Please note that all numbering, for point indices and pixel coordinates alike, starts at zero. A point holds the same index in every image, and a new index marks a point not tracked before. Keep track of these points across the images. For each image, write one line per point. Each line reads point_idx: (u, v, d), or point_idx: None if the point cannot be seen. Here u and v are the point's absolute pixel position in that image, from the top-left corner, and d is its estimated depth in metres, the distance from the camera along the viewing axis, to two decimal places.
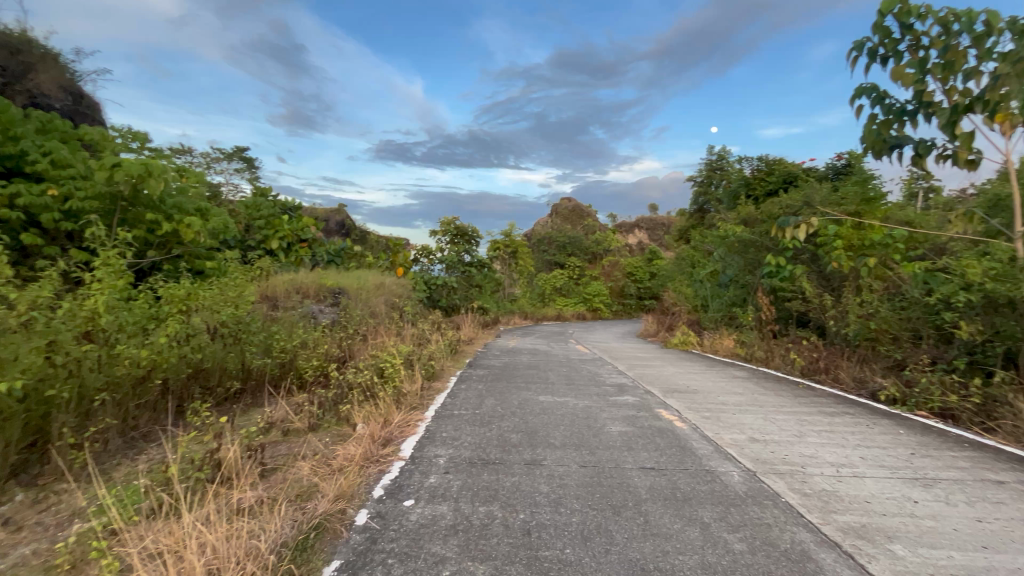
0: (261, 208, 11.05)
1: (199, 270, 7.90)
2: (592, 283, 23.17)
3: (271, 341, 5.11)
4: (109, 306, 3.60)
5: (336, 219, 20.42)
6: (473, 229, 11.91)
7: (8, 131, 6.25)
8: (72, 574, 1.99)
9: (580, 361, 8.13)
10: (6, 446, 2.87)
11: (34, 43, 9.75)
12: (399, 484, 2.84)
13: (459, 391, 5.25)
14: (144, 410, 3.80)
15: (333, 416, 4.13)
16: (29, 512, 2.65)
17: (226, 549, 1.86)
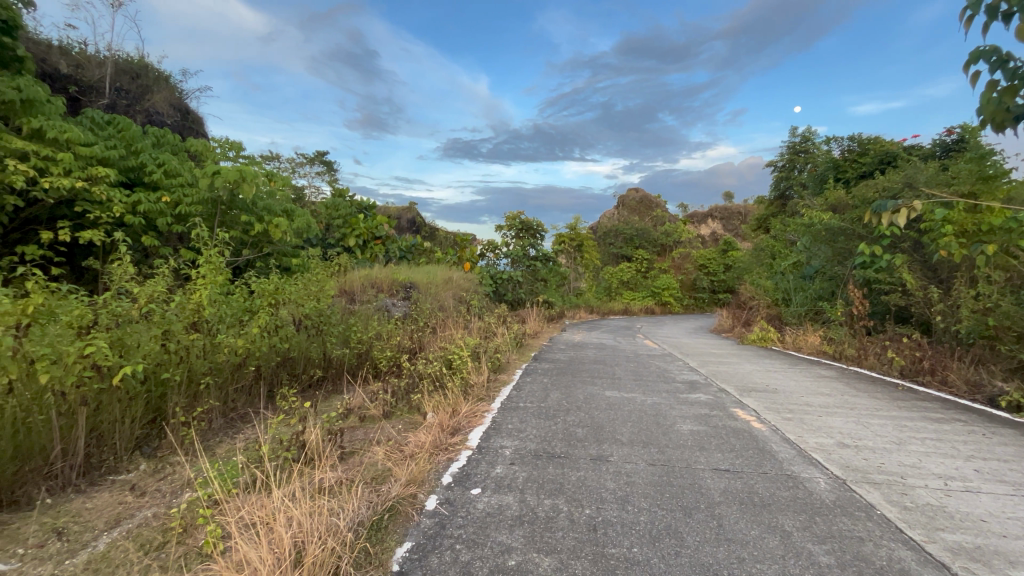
0: (339, 208, 11.78)
1: (286, 267, 8.57)
2: (661, 276, 22.34)
3: (349, 333, 5.45)
4: (211, 299, 4.01)
5: (407, 217, 21.29)
6: (538, 222, 11.92)
7: (131, 147, 7.15)
8: (184, 537, 2.25)
9: (649, 356, 7.88)
10: (132, 422, 3.30)
11: (149, 68, 11.02)
12: (467, 472, 2.92)
13: (525, 384, 5.29)
14: (241, 393, 4.19)
15: (405, 405, 4.32)
16: (151, 480, 3.03)
17: (310, 524, 1.98)
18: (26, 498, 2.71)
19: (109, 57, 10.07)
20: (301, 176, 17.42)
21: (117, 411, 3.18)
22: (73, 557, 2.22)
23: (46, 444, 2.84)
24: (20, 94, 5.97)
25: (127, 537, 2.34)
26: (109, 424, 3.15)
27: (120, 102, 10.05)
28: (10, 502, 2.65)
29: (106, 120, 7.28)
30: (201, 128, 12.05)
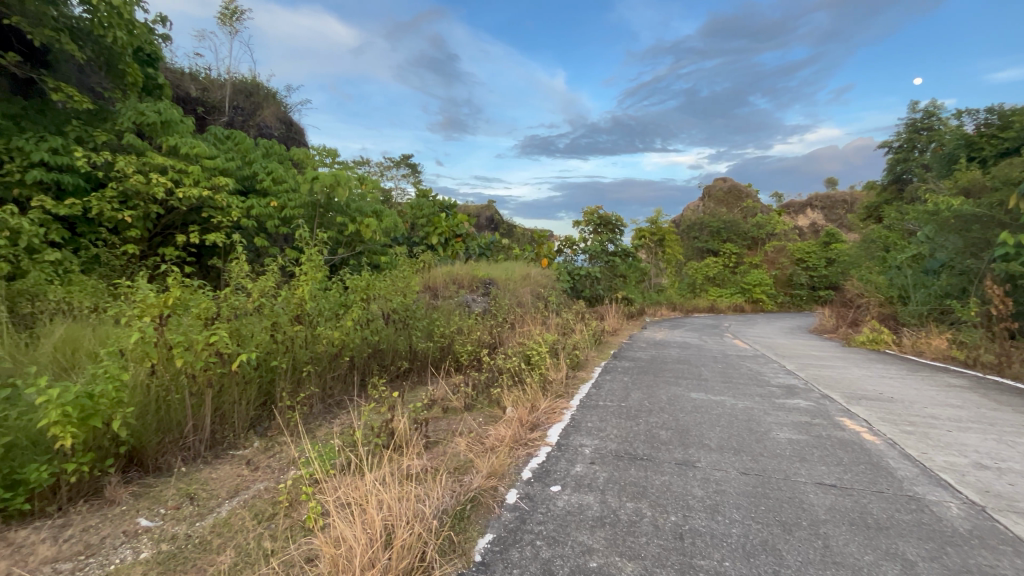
0: (423, 208, 12.32)
1: (376, 264, 9.13)
2: (752, 271, 20.76)
3: (432, 326, 5.68)
4: (312, 294, 4.39)
5: (485, 215, 21.75)
6: (617, 217, 11.59)
7: (246, 157, 8.01)
8: (289, 510, 2.48)
9: (739, 357, 7.37)
10: (247, 403, 3.71)
11: (260, 86, 12.27)
12: (546, 469, 2.91)
13: (604, 382, 5.18)
14: (338, 381, 4.52)
15: (486, 398, 4.40)
16: (263, 456, 3.38)
17: (398, 509, 2.07)
18: (166, 465, 3.13)
19: (228, 79, 11.35)
20: (388, 178, 18.45)
21: (236, 393, 3.58)
22: (201, 520, 2.52)
23: (181, 420, 3.27)
24: (160, 116, 6.92)
25: (245, 506, 2.62)
26: (230, 404, 3.56)
27: (236, 118, 11.28)
28: (154, 468, 3.07)
29: (226, 135, 8.22)
30: (302, 138, 13.20)
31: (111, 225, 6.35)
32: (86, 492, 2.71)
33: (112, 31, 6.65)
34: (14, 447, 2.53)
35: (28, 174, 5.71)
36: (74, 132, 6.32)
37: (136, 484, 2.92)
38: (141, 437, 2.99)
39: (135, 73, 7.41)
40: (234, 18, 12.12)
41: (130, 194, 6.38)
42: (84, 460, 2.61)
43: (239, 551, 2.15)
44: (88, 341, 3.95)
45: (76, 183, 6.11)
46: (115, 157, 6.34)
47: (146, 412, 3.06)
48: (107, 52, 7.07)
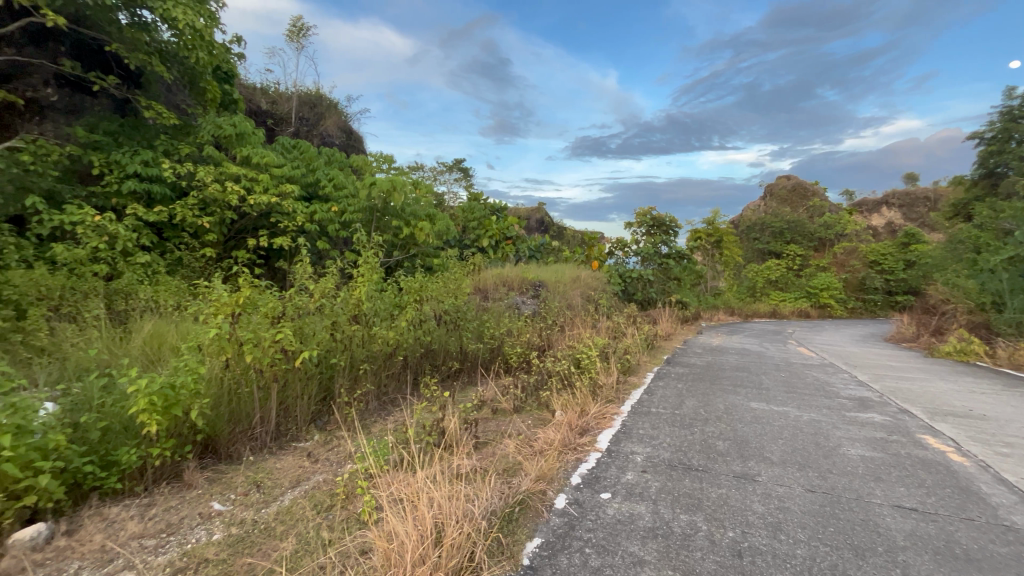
0: (474, 211, 12.52)
1: (428, 267, 9.37)
2: (819, 274, 19.44)
3: (483, 328, 5.75)
4: (369, 295, 4.57)
5: (535, 217, 21.80)
6: (671, 218, 11.23)
7: (310, 165, 8.47)
8: (346, 503, 2.59)
9: (804, 366, 6.91)
10: (309, 398, 3.91)
11: (324, 97, 12.97)
12: (596, 475, 2.86)
13: (657, 388, 5.01)
14: (392, 379, 4.67)
15: (535, 401, 4.39)
16: (322, 449, 3.54)
17: (448, 508, 2.11)
18: (236, 454, 3.36)
19: (295, 91, 12.07)
20: (440, 182, 18.90)
21: (299, 388, 3.78)
22: (267, 507, 2.68)
23: (250, 412, 3.49)
24: (234, 129, 7.47)
25: (305, 496, 2.76)
26: (293, 398, 3.76)
27: (302, 128, 11.97)
28: (226, 455, 3.30)
29: (292, 145, 8.73)
30: (361, 145, 13.82)
31: (191, 230, 6.92)
32: (167, 476, 2.96)
33: (194, 52, 7.27)
34: (110, 431, 2.82)
35: (123, 185, 6.33)
36: (162, 146, 6.95)
37: (211, 470, 3.15)
38: (216, 426, 3.23)
39: (214, 89, 8.04)
40: (300, 35, 12.87)
41: (208, 202, 6.93)
42: (166, 446, 2.85)
43: (301, 539, 2.27)
44: (171, 336, 4.33)
45: (163, 192, 6.70)
46: (195, 168, 6.92)
47: (220, 403, 3.30)
48: (190, 72, 7.75)
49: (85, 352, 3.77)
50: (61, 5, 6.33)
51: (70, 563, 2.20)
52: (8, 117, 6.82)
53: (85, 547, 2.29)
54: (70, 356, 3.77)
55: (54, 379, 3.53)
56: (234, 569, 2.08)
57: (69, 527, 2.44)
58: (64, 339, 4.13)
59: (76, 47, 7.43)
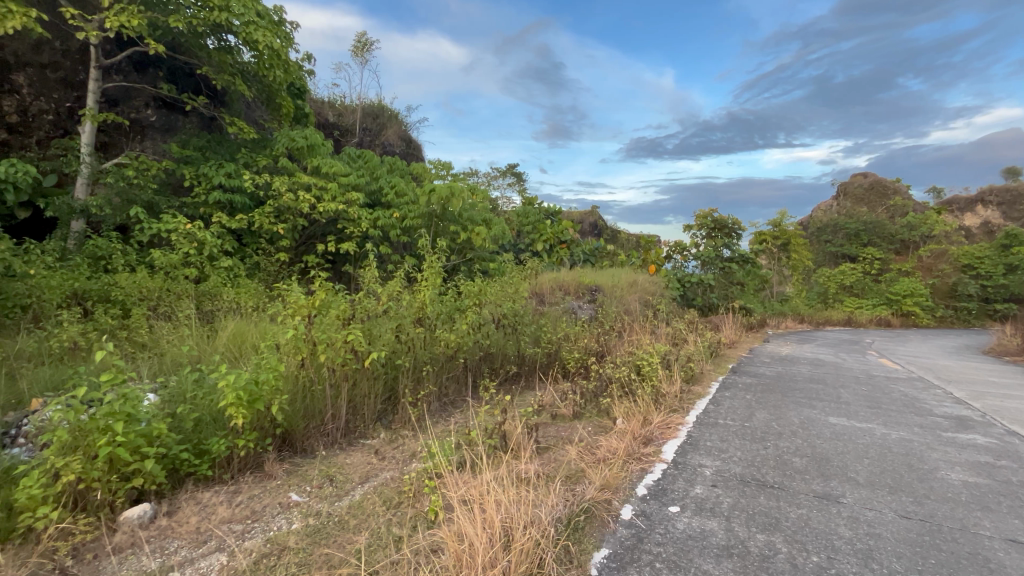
0: (529, 216, 12.60)
1: (485, 271, 9.49)
2: (901, 279, 17.75)
3: (540, 333, 5.74)
4: (431, 299, 4.72)
5: (588, 221, 21.55)
6: (734, 220, 10.62)
7: (374, 173, 8.84)
8: (413, 501, 2.66)
9: (888, 379, 6.35)
10: (376, 397, 4.05)
11: (385, 109, 13.55)
12: (663, 487, 2.76)
13: (723, 399, 4.77)
14: (453, 382, 4.75)
15: (594, 407, 4.32)
16: (388, 447, 3.66)
17: (515, 512, 2.11)
18: (311, 448, 3.54)
19: (359, 103, 12.67)
20: (494, 187, 19.13)
21: (366, 388, 3.93)
22: (339, 501, 2.81)
23: (322, 408, 3.67)
24: (306, 142, 7.95)
25: (374, 493, 2.86)
26: (361, 397, 3.92)
27: (365, 138, 12.54)
28: (301, 449, 3.49)
29: (358, 154, 9.15)
30: (420, 153, 14.30)
31: (267, 236, 7.42)
32: (251, 466, 3.17)
33: (272, 70, 7.73)
34: (202, 422, 3.07)
35: (209, 196, 6.91)
36: (243, 159, 7.52)
37: (288, 462, 3.34)
38: (292, 421, 3.43)
39: (288, 104, 8.59)
40: (364, 50, 13.52)
41: (283, 210, 7.41)
42: (250, 438, 3.06)
43: (373, 533, 2.35)
44: (252, 335, 4.66)
45: (243, 201, 7.24)
46: (272, 178, 7.44)
47: (296, 399, 3.50)
48: (268, 89, 8.25)
49: (179, 348, 4.15)
50: (159, 34, 7.04)
51: (170, 542, 2.40)
52: (115, 137, 7.63)
53: (183, 527, 2.50)
54: (167, 352, 4.15)
55: (154, 372, 3.91)
56: (313, 558, 2.19)
57: (168, 508, 2.67)
58: (161, 336, 4.57)
59: (172, 71, 8.22)
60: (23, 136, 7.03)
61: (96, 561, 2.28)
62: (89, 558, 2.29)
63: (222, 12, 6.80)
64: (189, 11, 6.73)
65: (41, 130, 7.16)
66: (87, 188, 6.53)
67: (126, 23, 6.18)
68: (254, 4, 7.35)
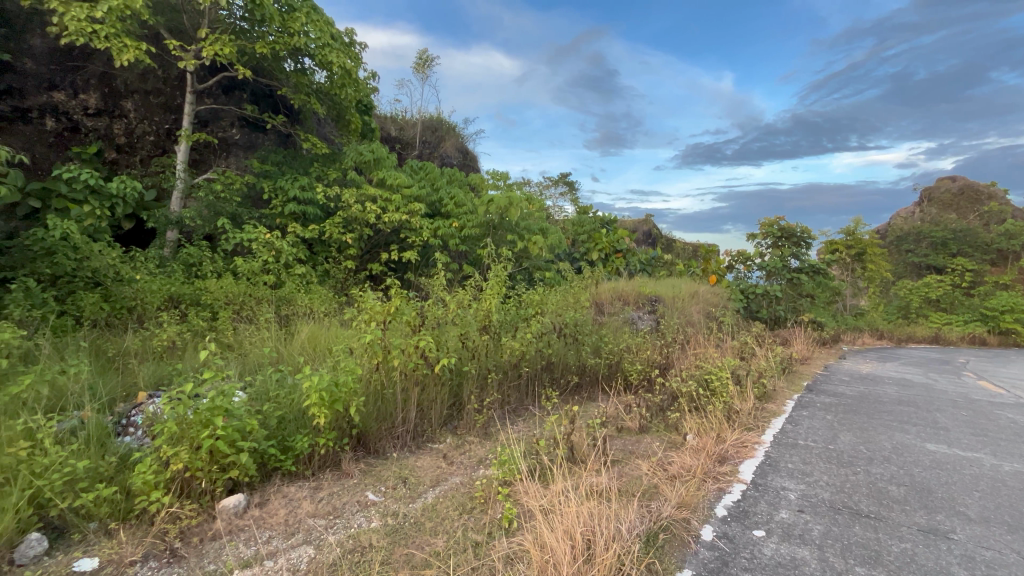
0: (584, 225, 12.50)
1: (541, 280, 9.50)
2: (998, 292, 15.96)
3: (601, 343, 5.65)
4: (496, 307, 4.79)
5: (643, 229, 21.07)
6: (804, 227, 9.98)
7: (434, 184, 9.10)
8: (484, 507, 2.68)
9: (992, 404, 5.71)
10: (443, 403, 4.13)
11: (444, 122, 13.98)
12: (745, 510, 2.62)
13: (801, 418, 4.48)
14: (516, 390, 4.76)
15: (661, 422, 4.18)
16: (456, 452, 3.72)
17: (595, 527, 2.07)
18: (382, 450, 3.66)
19: (419, 117, 13.14)
20: (547, 197, 19.16)
21: (433, 393, 4.02)
22: (413, 502, 2.89)
23: (393, 412, 3.79)
24: (373, 155, 8.34)
25: (446, 497, 2.91)
26: (429, 402, 4.01)
27: (425, 151, 12.98)
28: (375, 450, 3.62)
29: (420, 167, 9.45)
30: (477, 164, 14.62)
31: (337, 245, 7.82)
32: (330, 464, 3.32)
33: (343, 89, 8.19)
34: (285, 420, 3.25)
35: (286, 208, 7.39)
36: (316, 173, 7.99)
37: (363, 462, 3.47)
38: (366, 423, 3.57)
39: (356, 120, 9.06)
40: (426, 66, 14.06)
41: (351, 221, 7.79)
42: (331, 437, 3.22)
43: (450, 537, 2.40)
44: (325, 339, 4.91)
45: (315, 212, 7.68)
46: (342, 191, 7.86)
47: (369, 402, 3.65)
48: (339, 107, 8.74)
49: (261, 350, 4.45)
50: (246, 60, 7.65)
51: (263, 532, 2.57)
52: (205, 155, 8.35)
53: (273, 519, 2.67)
54: (251, 353, 4.46)
55: (242, 370, 4.23)
56: (394, 558, 2.26)
57: (259, 499, 2.86)
58: (246, 338, 4.91)
59: (254, 93, 8.93)
60: (129, 155, 7.86)
61: (201, 544, 2.47)
62: (196, 541, 2.49)
63: (301, 37, 7.30)
64: (272, 37, 7.25)
65: (144, 149, 7.97)
66: (181, 201, 7.18)
67: (219, 51, 6.77)
68: (329, 28, 7.84)
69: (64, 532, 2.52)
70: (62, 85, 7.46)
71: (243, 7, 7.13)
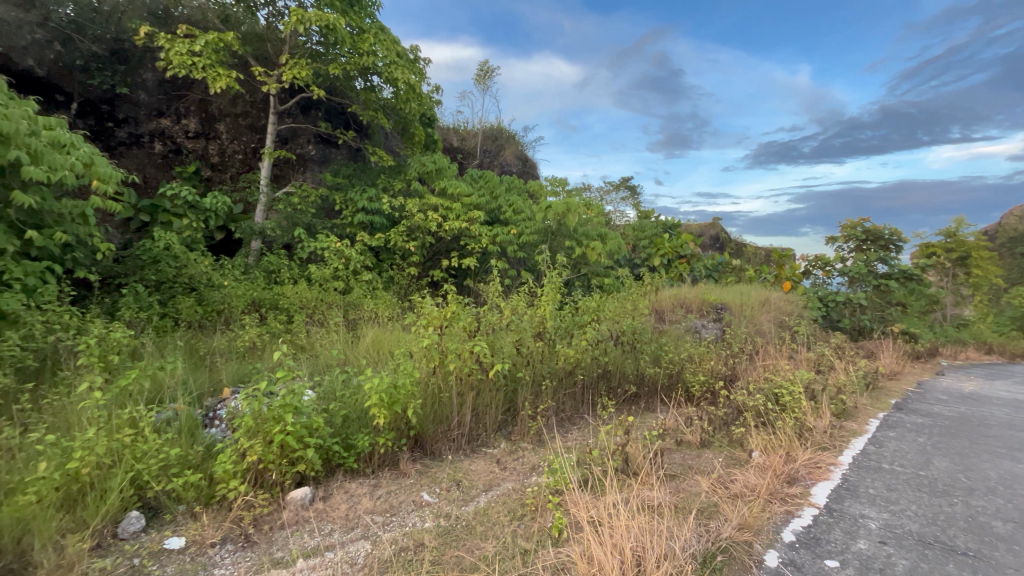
0: (645, 229, 12.19)
1: (599, 287, 9.36)
2: None
3: (661, 352, 5.46)
4: (551, 314, 4.78)
5: (709, 233, 20.20)
6: (893, 229, 9.09)
7: (493, 192, 9.27)
8: (535, 515, 2.68)
9: None
10: (497, 408, 4.18)
11: (504, 130, 14.21)
12: (816, 537, 2.42)
13: (888, 440, 4.07)
14: (571, 398, 4.71)
15: (725, 437, 3.96)
16: (509, 457, 3.76)
17: (649, 542, 2.02)
18: (439, 451, 3.77)
19: (480, 127, 13.47)
20: (608, 202, 18.92)
21: (488, 398, 4.07)
22: (466, 505, 2.95)
23: (449, 415, 3.88)
24: (435, 166, 8.65)
25: (498, 502, 2.93)
26: (484, 406, 4.07)
27: (485, 160, 13.28)
28: (431, 451, 3.74)
29: (479, 175, 9.64)
30: (536, 171, 14.73)
31: (400, 253, 8.15)
32: (389, 463, 3.46)
33: (408, 104, 8.56)
34: (348, 419, 3.43)
35: (355, 218, 7.83)
36: (382, 184, 8.41)
37: (419, 463, 3.59)
38: (423, 424, 3.69)
39: (419, 132, 9.44)
40: (487, 77, 14.38)
41: (414, 229, 8.11)
42: (390, 437, 3.36)
43: (499, 542, 2.42)
44: (387, 343, 5.14)
45: (381, 221, 8.06)
46: (405, 201, 8.20)
47: (426, 404, 3.77)
48: (404, 120, 9.15)
49: (331, 352, 4.75)
50: (321, 80, 8.21)
51: (325, 524, 2.72)
52: (285, 170, 9.06)
53: (335, 513, 2.83)
54: (321, 354, 4.76)
55: (313, 369, 4.53)
56: (444, 559, 2.32)
57: (324, 493, 3.04)
58: (317, 340, 5.24)
59: (328, 111, 9.56)
60: (221, 172, 8.66)
61: (271, 532, 2.67)
62: (267, 528, 2.70)
63: (369, 56, 7.74)
64: (344, 58, 7.73)
65: (234, 167, 8.75)
66: (263, 214, 7.82)
67: (297, 74, 7.33)
68: (395, 46, 8.25)
69: (158, 512, 2.81)
70: (168, 112, 8.41)
71: (319, 32, 7.66)
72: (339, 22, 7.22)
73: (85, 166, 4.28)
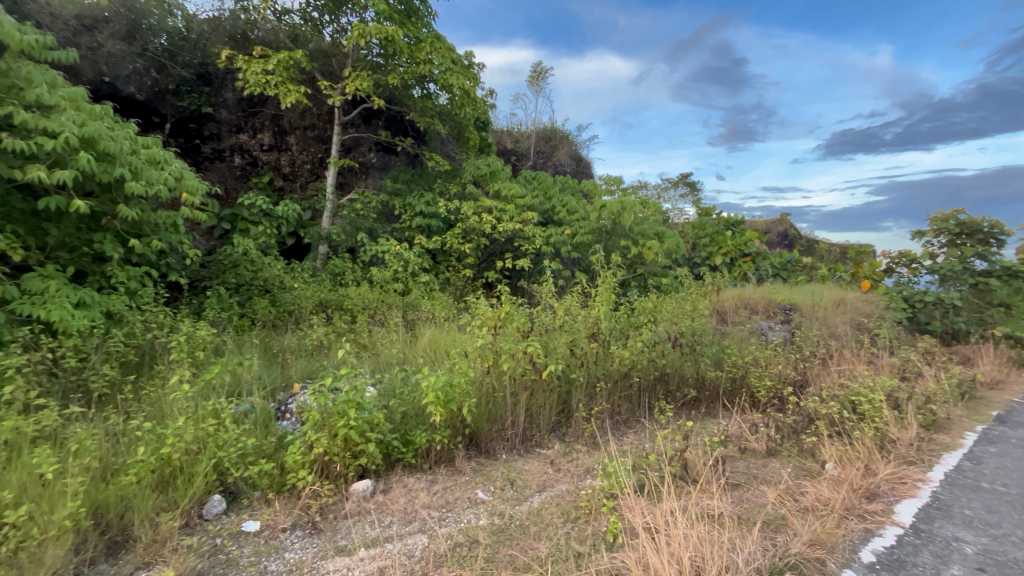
0: (705, 227, 11.71)
1: (657, 287, 9.09)
2: None
3: (723, 355, 5.22)
4: (606, 315, 4.69)
5: (777, 230, 19.06)
6: (994, 221, 8.14)
7: (547, 193, 9.26)
8: (589, 518, 2.65)
9: None
10: (551, 409, 4.16)
11: (558, 130, 14.16)
12: (900, 558, 2.22)
13: (988, 456, 3.65)
14: (626, 401, 4.61)
15: (795, 446, 3.71)
16: (563, 458, 3.74)
17: (709, 553, 1.94)
18: (493, 450, 3.82)
19: (534, 129, 13.51)
20: (665, 200, 18.35)
21: (541, 399, 4.07)
22: (519, 505, 2.97)
23: (503, 415, 3.92)
24: (489, 169, 8.78)
25: (552, 503, 2.92)
26: (538, 407, 4.07)
27: (539, 161, 13.30)
28: (486, 450, 3.79)
29: (533, 176, 9.66)
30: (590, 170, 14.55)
31: (455, 255, 8.33)
32: (445, 460, 3.54)
33: (463, 109, 8.74)
34: (407, 415, 3.55)
35: (413, 221, 8.10)
36: (439, 188, 8.64)
37: (474, 460, 3.65)
38: (478, 423, 3.75)
39: (474, 136, 9.61)
40: (540, 78, 14.40)
41: (468, 231, 8.26)
42: (446, 434, 3.44)
43: (553, 544, 2.42)
44: (444, 342, 5.27)
45: (438, 224, 8.28)
46: (460, 204, 8.37)
47: (481, 403, 3.83)
48: (459, 125, 9.35)
49: (390, 351, 4.95)
50: (381, 91, 8.57)
51: (385, 516, 2.84)
52: (348, 178, 9.54)
53: (394, 505, 2.94)
54: (382, 353, 4.97)
55: (374, 367, 4.74)
56: (498, 556, 2.35)
57: (383, 486, 3.17)
58: (377, 339, 5.48)
59: (388, 120, 9.95)
60: (291, 182, 9.25)
61: (335, 520, 2.82)
62: (332, 517, 2.85)
63: (426, 65, 7.99)
64: (402, 68, 8.02)
65: (303, 176, 9.33)
66: (329, 220, 8.28)
67: (359, 86, 7.70)
68: (451, 53, 8.45)
69: (237, 497, 3.04)
70: (246, 128, 9.11)
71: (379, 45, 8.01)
72: (398, 34, 7.51)
73: (177, 180, 4.74)
